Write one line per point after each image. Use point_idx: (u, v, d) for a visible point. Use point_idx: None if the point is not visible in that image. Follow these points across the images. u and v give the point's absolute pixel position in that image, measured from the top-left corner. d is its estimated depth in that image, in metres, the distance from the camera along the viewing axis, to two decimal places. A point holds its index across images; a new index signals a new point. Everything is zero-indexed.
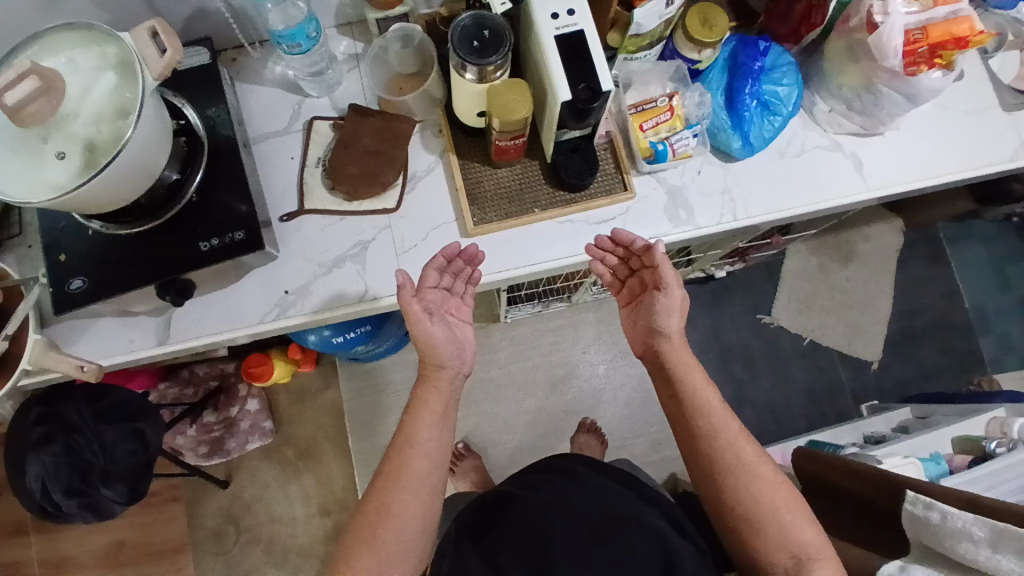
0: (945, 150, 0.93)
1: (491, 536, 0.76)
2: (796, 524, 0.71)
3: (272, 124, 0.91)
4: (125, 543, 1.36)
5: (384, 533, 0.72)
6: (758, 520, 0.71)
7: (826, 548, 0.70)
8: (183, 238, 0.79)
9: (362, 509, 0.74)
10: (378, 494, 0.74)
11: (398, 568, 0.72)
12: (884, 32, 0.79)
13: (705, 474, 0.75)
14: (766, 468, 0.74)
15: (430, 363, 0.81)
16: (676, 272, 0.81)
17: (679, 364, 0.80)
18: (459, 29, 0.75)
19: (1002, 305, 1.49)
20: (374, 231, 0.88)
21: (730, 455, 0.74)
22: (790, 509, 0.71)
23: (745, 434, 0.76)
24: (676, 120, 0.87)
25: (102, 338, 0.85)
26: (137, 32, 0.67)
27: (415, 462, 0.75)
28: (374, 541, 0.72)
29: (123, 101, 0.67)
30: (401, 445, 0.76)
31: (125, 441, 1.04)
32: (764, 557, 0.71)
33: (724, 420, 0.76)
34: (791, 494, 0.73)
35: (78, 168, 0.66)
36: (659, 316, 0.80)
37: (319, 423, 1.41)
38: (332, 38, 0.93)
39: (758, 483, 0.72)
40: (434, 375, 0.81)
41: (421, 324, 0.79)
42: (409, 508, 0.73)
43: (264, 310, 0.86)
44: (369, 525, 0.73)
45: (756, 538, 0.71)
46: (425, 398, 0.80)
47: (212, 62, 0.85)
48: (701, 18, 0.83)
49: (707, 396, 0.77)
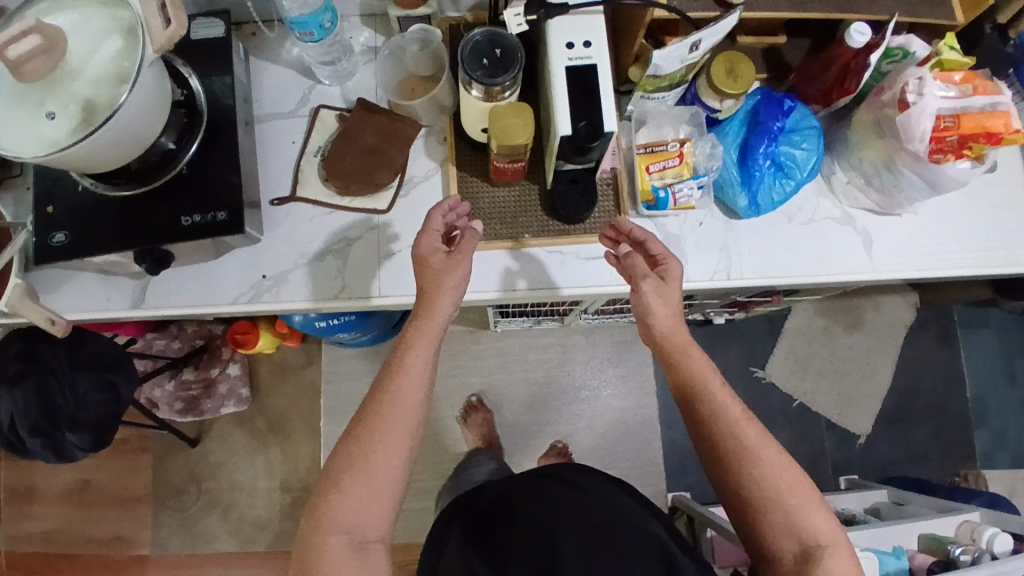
0: (965, 241, 0.88)
1: (493, 544, 0.76)
2: (805, 506, 0.69)
3: (278, 105, 0.90)
4: (91, 483, 1.37)
5: (373, 462, 0.70)
6: (762, 502, 0.71)
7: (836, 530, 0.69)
8: (166, 209, 0.78)
9: (345, 441, 0.71)
10: (371, 422, 0.71)
11: (374, 516, 0.69)
12: (913, 114, 0.74)
13: (716, 458, 0.74)
14: (768, 450, 0.72)
15: (422, 301, 0.76)
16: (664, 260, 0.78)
17: (677, 350, 0.77)
18: (471, 44, 0.74)
19: (1010, 400, 1.42)
20: (362, 229, 0.87)
21: (732, 440, 0.73)
22: (799, 491, 0.70)
23: (748, 415, 0.74)
24: (683, 169, 0.83)
25: (81, 292, 0.86)
26: (145, 2, 0.67)
27: (408, 389, 0.73)
28: (363, 470, 0.69)
29: (121, 68, 0.68)
30: (393, 371, 0.74)
31: (97, 390, 1.06)
32: (772, 541, 0.70)
33: (728, 402, 0.75)
34: (801, 479, 0.71)
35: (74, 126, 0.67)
36: (660, 305, 0.77)
37: (297, 400, 1.39)
38: (354, 27, 0.92)
39: (762, 468, 0.71)
40: (426, 315, 0.75)
41: (429, 264, 0.76)
42: (394, 450, 0.71)
43: (239, 291, 0.86)
44: (355, 450, 0.70)
45: (760, 522, 0.71)
46: (417, 330, 0.75)
47: (226, 37, 0.84)
48: (727, 66, 0.80)
49: (709, 382, 0.76)
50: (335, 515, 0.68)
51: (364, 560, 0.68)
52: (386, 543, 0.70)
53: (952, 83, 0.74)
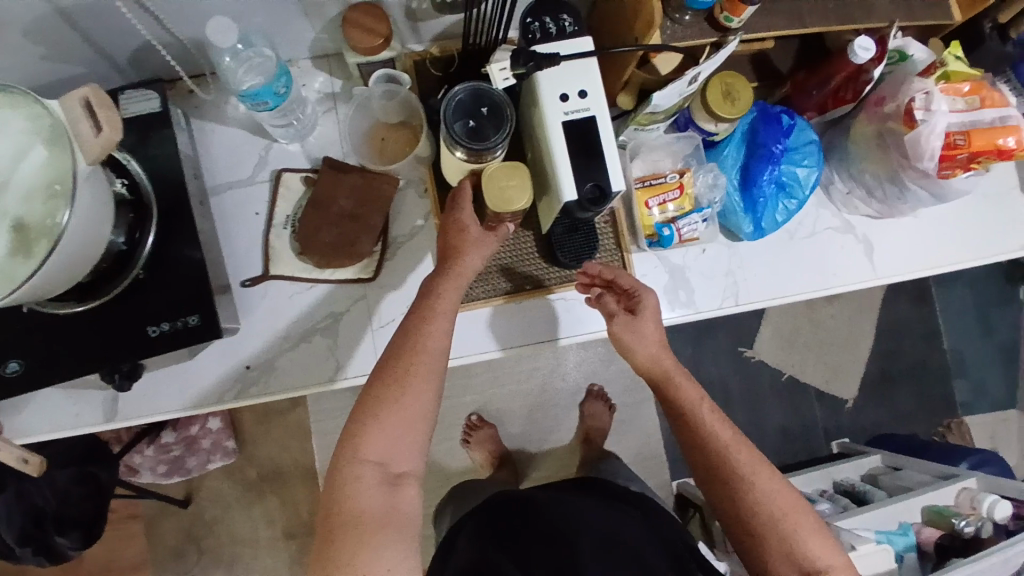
0: (961, 239, 0.88)
1: (518, 543, 0.69)
2: (804, 534, 0.64)
3: (233, 172, 0.80)
4: (82, 559, 1.30)
5: (406, 399, 0.60)
6: (760, 529, 0.65)
7: (838, 557, 0.64)
8: (130, 319, 0.69)
9: (370, 382, 0.62)
10: (376, 393, 0.60)
11: (404, 451, 0.60)
12: (923, 132, 0.71)
13: (710, 480, 0.68)
14: (765, 476, 0.66)
15: (450, 255, 0.68)
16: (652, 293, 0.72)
17: (663, 377, 0.71)
18: (454, 103, 0.66)
19: (980, 349, 1.50)
20: (348, 301, 0.81)
21: (725, 465, 0.67)
22: (797, 519, 0.64)
23: (741, 437, 0.68)
24: (684, 200, 0.79)
25: (42, 412, 0.77)
26: (68, 100, 0.54)
27: (432, 344, 0.63)
28: (397, 405, 0.60)
29: (52, 182, 0.56)
30: (420, 319, 0.64)
31: (75, 483, 0.98)
32: (771, 571, 0.65)
33: (717, 428, 0.68)
34: (798, 505, 0.65)
35: (15, 250, 0.56)
36: (631, 342, 0.71)
37: (287, 444, 1.33)
38: (306, 72, 0.82)
39: (756, 494, 0.65)
40: (457, 267, 0.67)
41: (467, 231, 0.68)
42: (427, 392, 0.61)
43: (223, 386, 0.78)
44: (386, 385, 0.60)
45: (758, 549, 0.65)
46: (449, 279, 0.66)
47: (164, 108, 0.73)
48: (723, 89, 0.75)
49: (699, 404, 0.70)
50: (365, 444, 0.59)
51: (394, 497, 0.59)
52: (417, 480, 0.62)
53: (960, 95, 0.72)
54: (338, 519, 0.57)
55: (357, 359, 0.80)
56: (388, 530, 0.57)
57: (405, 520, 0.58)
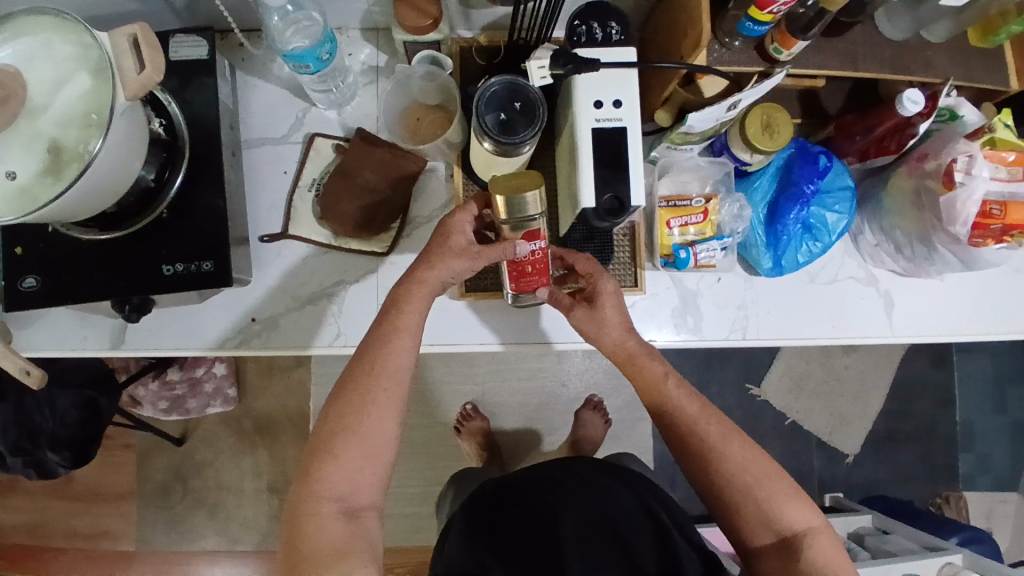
0: (986, 308, 0.85)
1: (489, 518, 0.72)
2: (777, 499, 0.66)
3: (268, 129, 0.82)
4: (75, 479, 1.35)
5: (369, 420, 0.65)
6: (735, 500, 0.67)
7: (815, 519, 0.66)
8: (147, 256, 0.72)
9: (335, 396, 0.67)
10: (343, 414, 0.66)
11: (365, 485, 0.65)
12: (960, 195, 0.71)
13: (685, 458, 0.71)
14: (734, 445, 0.68)
15: (425, 261, 0.68)
16: (614, 285, 0.73)
17: (633, 357, 0.73)
18: (488, 95, 0.66)
19: (993, 425, 1.45)
20: (359, 272, 0.82)
21: (695, 441, 0.70)
22: (767, 485, 0.66)
23: (710, 410, 0.71)
24: (706, 226, 0.79)
25: (55, 330, 0.80)
26: (115, 35, 0.56)
27: (394, 364, 0.68)
28: (358, 427, 0.65)
29: (90, 110, 0.58)
30: (381, 339, 0.68)
31: (77, 408, 1.01)
32: (752, 536, 0.68)
33: (685, 401, 0.71)
34: (771, 470, 0.67)
35: (47, 171, 0.58)
36: (593, 330, 0.73)
37: (284, 401, 1.35)
38: (354, 42, 0.83)
39: (728, 465, 0.68)
40: (421, 275, 0.68)
41: (449, 240, 0.68)
42: (385, 414, 0.66)
43: (227, 333, 0.80)
44: (342, 412, 0.66)
45: (737, 519, 0.68)
46: (411, 293, 0.68)
47: (211, 57, 0.75)
48: (763, 120, 0.73)
49: (668, 383, 0.72)
50: (329, 479, 0.64)
51: (355, 529, 0.63)
52: (377, 512, 0.66)
53: (1004, 164, 0.71)
54: (304, 549, 0.62)
55: (348, 330, 0.81)
56: (351, 557, 0.61)
57: (368, 544, 0.63)
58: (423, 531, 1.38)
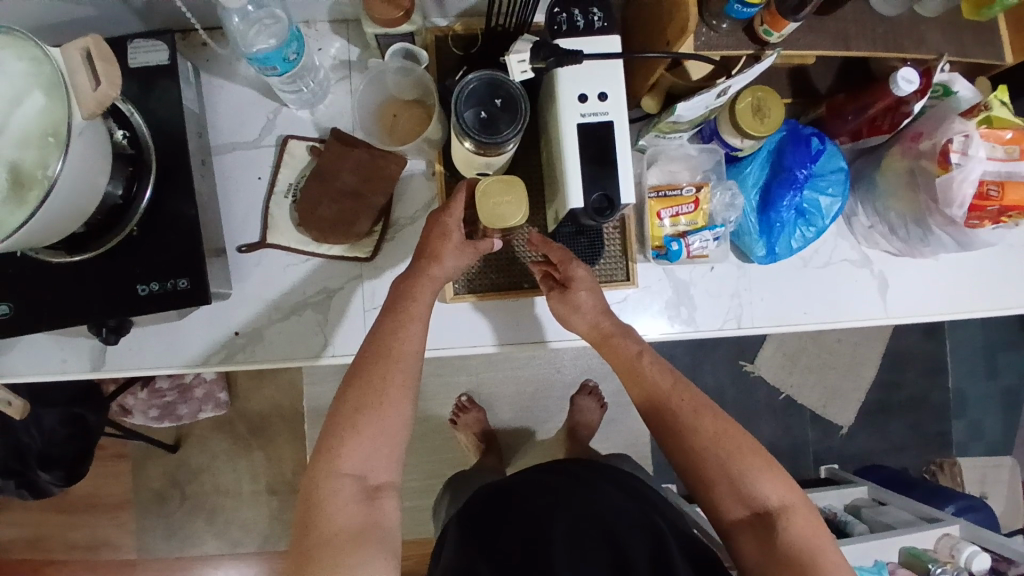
0: (980, 286, 0.84)
1: (483, 520, 0.71)
2: (749, 472, 0.66)
3: (239, 133, 0.78)
4: (70, 490, 1.34)
5: (387, 402, 0.64)
6: (710, 474, 0.67)
7: (790, 493, 0.65)
8: (120, 276, 0.69)
9: (347, 388, 0.65)
10: (354, 396, 0.64)
11: (383, 462, 0.64)
12: (955, 177, 0.69)
13: (660, 434, 0.71)
14: (706, 419, 0.68)
15: (427, 257, 0.69)
16: (588, 271, 0.71)
17: (613, 334, 0.73)
18: (466, 92, 0.63)
19: (984, 391, 1.46)
20: (343, 279, 0.79)
21: (668, 416, 0.70)
22: (739, 459, 0.66)
23: (683, 383, 0.71)
24: (698, 216, 0.76)
25: (31, 355, 0.77)
26: (67, 49, 0.52)
27: (407, 346, 0.66)
28: (376, 408, 0.64)
29: (47, 131, 0.54)
30: (396, 322, 0.67)
31: (64, 424, 0.99)
32: (726, 514, 0.67)
33: (658, 377, 0.71)
34: (742, 444, 0.67)
35: (6, 199, 0.54)
36: (567, 313, 0.73)
37: (276, 403, 1.34)
38: (323, 36, 0.79)
39: (700, 439, 0.68)
40: (431, 273, 0.68)
41: (449, 238, 0.68)
42: (401, 397, 0.65)
43: (209, 349, 0.78)
44: (362, 395, 0.64)
45: (711, 494, 0.67)
46: (419, 286, 0.68)
47: (171, 61, 0.70)
48: (754, 104, 0.71)
49: (641, 360, 0.72)
50: (344, 457, 0.63)
51: (373, 509, 0.63)
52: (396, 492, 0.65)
53: (1000, 143, 0.69)
54: (315, 538, 0.60)
55: (348, 338, 0.79)
56: (367, 542, 0.60)
57: (386, 534, 0.62)
58: (424, 525, 1.38)
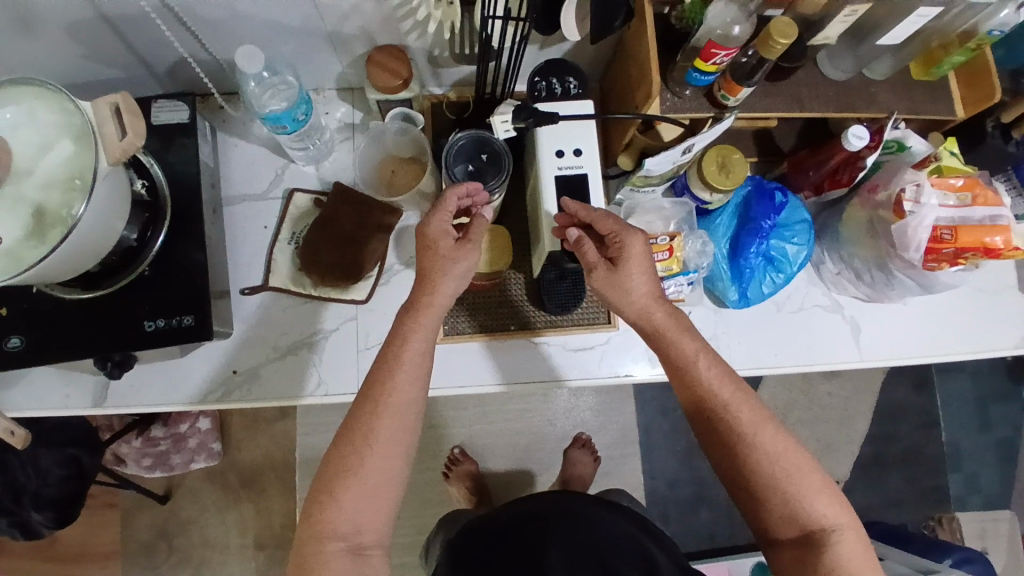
0: (950, 329, 0.89)
1: (481, 555, 0.72)
2: (807, 494, 0.60)
3: (249, 186, 0.86)
4: (58, 540, 1.33)
5: (369, 461, 0.60)
6: (763, 493, 0.61)
7: (845, 516, 0.61)
8: (129, 312, 0.73)
9: (341, 437, 0.61)
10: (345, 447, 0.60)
11: (374, 523, 0.60)
12: (909, 224, 0.74)
13: (710, 440, 0.65)
14: (767, 433, 0.61)
15: (423, 282, 0.65)
16: (644, 242, 0.65)
17: (657, 332, 0.66)
18: (455, 149, 0.71)
19: (978, 445, 1.46)
20: (340, 320, 0.84)
21: (726, 425, 0.62)
22: (800, 478, 0.60)
23: (743, 390, 0.63)
24: (673, 262, 0.79)
25: (36, 390, 0.80)
26: (98, 104, 0.59)
27: (403, 388, 0.62)
28: (359, 469, 0.59)
29: (72, 176, 0.60)
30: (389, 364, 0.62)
31: (59, 465, 1.01)
32: (772, 531, 0.63)
33: (715, 381, 0.63)
34: (802, 463, 0.61)
35: (31, 235, 0.60)
36: (617, 298, 0.65)
37: (269, 454, 1.34)
38: (331, 102, 0.88)
39: (758, 455, 0.61)
40: (429, 299, 0.64)
41: (437, 249, 0.64)
42: (389, 453, 0.61)
43: (207, 387, 0.81)
44: (352, 446, 0.60)
45: (761, 511, 0.62)
46: (418, 321, 0.64)
47: (191, 120, 0.78)
48: (719, 161, 0.77)
49: (699, 360, 0.64)
50: (331, 520, 0.59)
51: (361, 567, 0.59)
52: (384, 549, 0.62)
53: (951, 191, 0.74)
54: None
55: (339, 376, 0.82)
56: None
57: None
58: None
